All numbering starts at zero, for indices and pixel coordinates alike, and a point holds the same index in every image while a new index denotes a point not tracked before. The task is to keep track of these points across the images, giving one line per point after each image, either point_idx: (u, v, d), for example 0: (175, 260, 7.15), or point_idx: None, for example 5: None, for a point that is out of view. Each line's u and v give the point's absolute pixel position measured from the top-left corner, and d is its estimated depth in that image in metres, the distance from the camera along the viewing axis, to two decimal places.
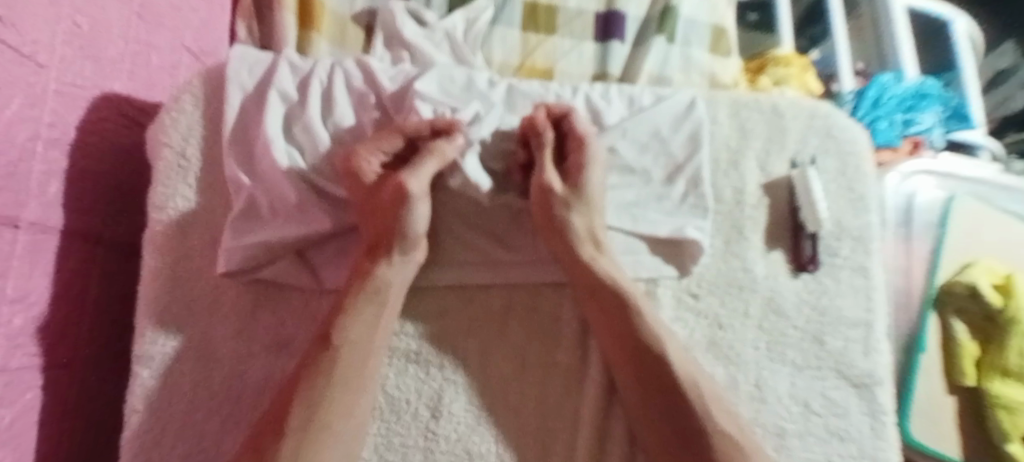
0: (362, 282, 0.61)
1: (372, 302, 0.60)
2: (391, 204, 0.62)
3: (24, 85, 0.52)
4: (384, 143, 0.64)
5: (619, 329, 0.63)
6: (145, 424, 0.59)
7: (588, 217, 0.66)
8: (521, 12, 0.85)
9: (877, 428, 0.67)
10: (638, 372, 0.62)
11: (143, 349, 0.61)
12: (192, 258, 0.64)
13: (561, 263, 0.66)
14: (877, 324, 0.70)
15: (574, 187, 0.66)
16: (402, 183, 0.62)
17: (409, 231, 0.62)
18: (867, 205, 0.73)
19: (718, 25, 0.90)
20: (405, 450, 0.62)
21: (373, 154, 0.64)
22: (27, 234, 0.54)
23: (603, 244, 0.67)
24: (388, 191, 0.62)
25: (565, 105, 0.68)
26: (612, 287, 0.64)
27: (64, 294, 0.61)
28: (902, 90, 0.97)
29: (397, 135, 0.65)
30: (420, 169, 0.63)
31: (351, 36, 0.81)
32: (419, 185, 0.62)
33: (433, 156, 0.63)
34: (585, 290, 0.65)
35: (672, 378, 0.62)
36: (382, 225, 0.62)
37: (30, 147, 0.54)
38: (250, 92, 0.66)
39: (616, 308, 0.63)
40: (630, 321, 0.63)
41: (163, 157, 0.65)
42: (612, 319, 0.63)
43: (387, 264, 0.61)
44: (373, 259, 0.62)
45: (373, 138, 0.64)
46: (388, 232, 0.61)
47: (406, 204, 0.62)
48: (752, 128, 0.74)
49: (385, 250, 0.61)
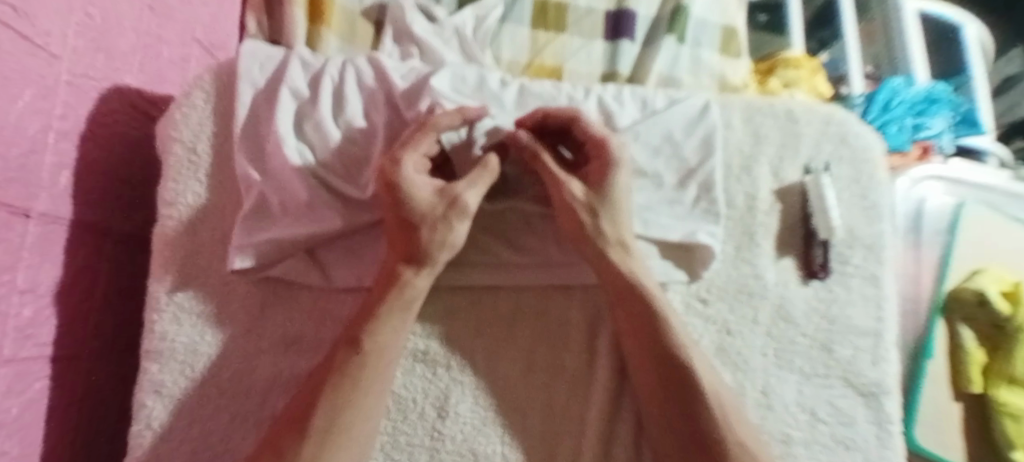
0: (394, 290, 0.60)
1: (397, 310, 0.60)
2: (440, 216, 0.61)
3: (36, 76, 0.51)
4: (421, 146, 0.61)
5: (645, 337, 0.63)
6: (155, 419, 0.59)
7: (615, 222, 0.65)
8: (531, 11, 0.84)
9: (882, 437, 0.67)
10: (663, 378, 0.62)
11: (152, 344, 0.60)
12: (202, 254, 0.63)
13: (592, 265, 0.65)
14: (886, 333, 0.70)
15: (596, 193, 0.65)
16: (459, 198, 0.62)
17: (452, 239, 0.62)
18: (879, 213, 0.73)
19: (729, 26, 0.89)
20: (411, 450, 0.61)
21: (415, 162, 0.62)
22: (38, 225, 0.54)
23: (633, 245, 0.66)
24: (442, 207, 0.62)
25: (570, 109, 0.66)
26: (638, 290, 0.64)
27: (73, 286, 0.60)
28: (913, 94, 0.96)
29: (432, 134, 0.62)
30: (474, 185, 0.63)
31: (361, 32, 0.80)
32: (475, 200, 0.62)
33: (485, 171, 0.63)
34: (615, 295, 0.64)
35: (694, 383, 0.61)
36: (410, 235, 0.61)
37: (41, 139, 0.53)
38: (261, 89, 0.66)
39: (640, 315, 0.63)
40: (658, 328, 0.63)
41: (173, 152, 0.64)
42: (639, 326, 0.63)
43: (425, 273, 0.61)
44: (411, 267, 0.61)
45: (412, 143, 0.61)
46: (430, 243, 0.61)
47: (460, 217, 0.62)
48: (766, 134, 0.74)
49: (425, 259, 0.61)
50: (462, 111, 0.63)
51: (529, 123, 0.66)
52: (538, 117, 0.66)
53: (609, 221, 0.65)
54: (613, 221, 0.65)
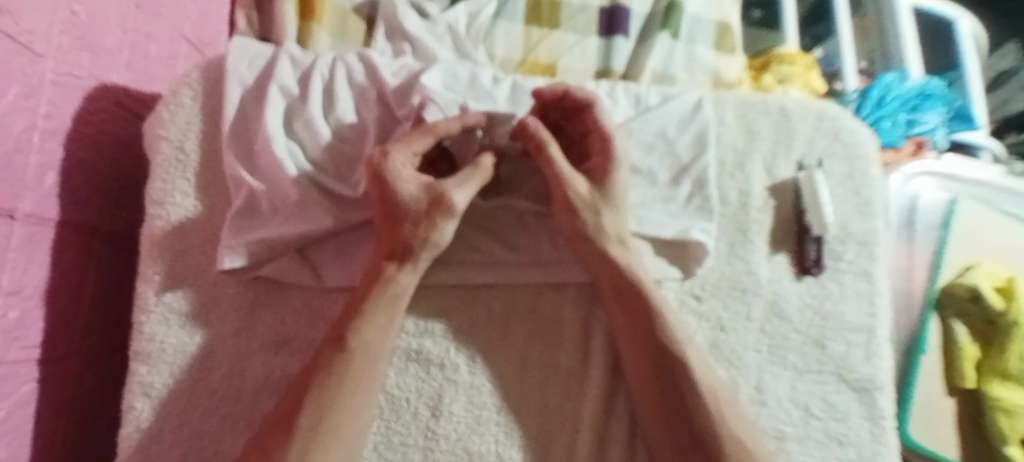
0: (380, 287, 0.59)
1: (386, 307, 0.59)
2: (425, 214, 0.61)
3: (20, 73, 0.50)
4: (417, 146, 0.61)
5: (639, 332, 0.63)
6: (145, 422, 0.58)
7: (615, 219, 0.65)
8: (524, 7, 0.84)
9: (876, 433, 0.68)
10: (658, 375, 0.62)
11: (141, 346, 0.60)
12: (192, 254, 0.63)
13: (586, 264, 0.65)
14: (879, 329, 0.70)
15: (599, 189, 0.65)
16: (446, 195, 0.61)
17: (437, 239, 0.61)
18: (873, 209, 0.73)
19: (723, 21, 0.89)
20: (406, 450, 0.61)
21: (406, 159, 0.61)
22: (24, 226, 0.53)
23: (631, 243, 0.66)
24: (428, 203, 0.61)
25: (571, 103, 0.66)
26: (633, 285, 0.64)
27: (60, 288, 0.60)
28: (907, 90, 0.96)
29: (430, 137, 0.62)
30: (463, 183, 0.62)
31: (352, 29, 0.79)
32: (463, 198, 0.62)
33: (475, 171, 0.63)
34: (612, 290, 0.64)
35: (689, 379, 0.61)
36: (398, 232, 0.61)
37: (26, 138, 0.53)
38: (249, 86, 0.65)
39: (636, 310, 0.63)
40: (647, 322, 0.63)
41: (161, 151, 0.64)
42: (633, 322, 0.63)
43: (408, 270, 0.61)
44: (397, 264, 0.60)
45: (407, 140, 0.61)
46: (413, 240, 0.60)
47: (446, 217, 0.61)
48: (760, 129, 0.74)
49: (408, 256, 0.61)
50: (462, 119, 0.63)
51: (547, 96, 0.66)
52: (558, 92, 0.66)
53: (595, 223, 0.64)
54: (598, 227, 0.64)
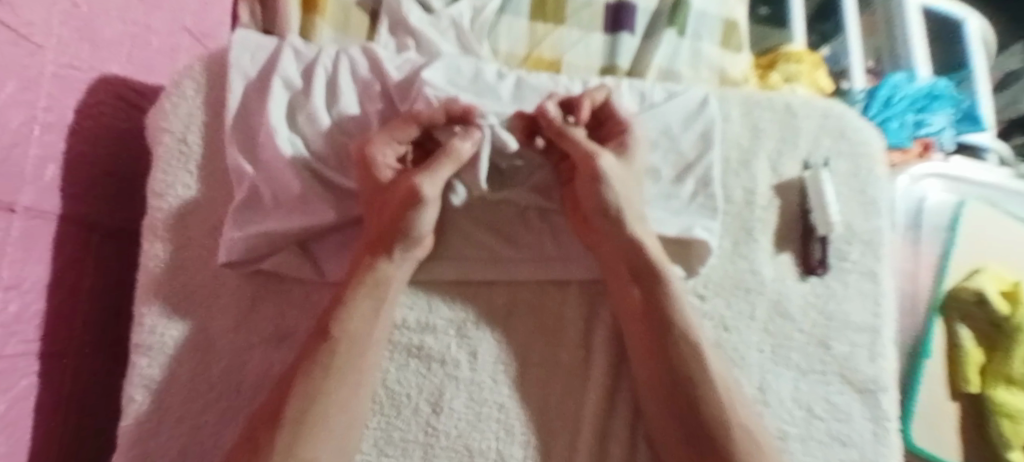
0: (361, 274, 0.60)
1: (370, 295, 0.59)
2: (400, 205, 0.60)
3: (19, 67, 0.50)
4: (399, 134, 0.63)
5: (649, 323, 0.62)
6: (144, 412, 0.58)
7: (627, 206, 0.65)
8: (529, 3, 0.83)
9: (878, 434, 0.67)
10: (662, 369, 0.61)
11: (141, 338, 0.59)
12: (193, 246, 0.62)
13: (597, 254, 0.66)
14: (883, 330, 0.70)
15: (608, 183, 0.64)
16: (415, 187, 0.60)
17: (414, 232, 0.61)
18: (878, 209, 0.72)
19: (729, 18, 0.88)
20: (405, 446, 0.61)
21: (387, 145, 0.63)
22: (23, 219, 0.53)
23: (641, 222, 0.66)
24: (400, 193, 0.60)
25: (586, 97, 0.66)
26: (648, 275, 0.63)
27: (60, 280, 0.60)
28: (915, 90, 0.95)
29: (412, 125, 0.63)
30: (435, 172, 0.61)
31: (355, 23, 0.78)
32: (433, 189, 0.61)
33: (448, 159, 0.62)
34: (612, 281, 0.65)
35: (697, 370, 0.61)
36: (387, 221, 0.61)
37: (25, 131, 0.52)
38: (252, 79, 0.65)
39: (654, 298, 0.63)
40: (658, 314, 0.62)
41: (163, 142, 0.63)
42: (650, 310, 0.63)
43: (385, 261, 0.60)
44: (374, 254, 0.61)
45: (389, 127, 0.63)
46: (394, 229, 0.60)
47: (414, 209, 0.60)
48: (765, 128, 0.73)
49: (391, 246, 0.60)
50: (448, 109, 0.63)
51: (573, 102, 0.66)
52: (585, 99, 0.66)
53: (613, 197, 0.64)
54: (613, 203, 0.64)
